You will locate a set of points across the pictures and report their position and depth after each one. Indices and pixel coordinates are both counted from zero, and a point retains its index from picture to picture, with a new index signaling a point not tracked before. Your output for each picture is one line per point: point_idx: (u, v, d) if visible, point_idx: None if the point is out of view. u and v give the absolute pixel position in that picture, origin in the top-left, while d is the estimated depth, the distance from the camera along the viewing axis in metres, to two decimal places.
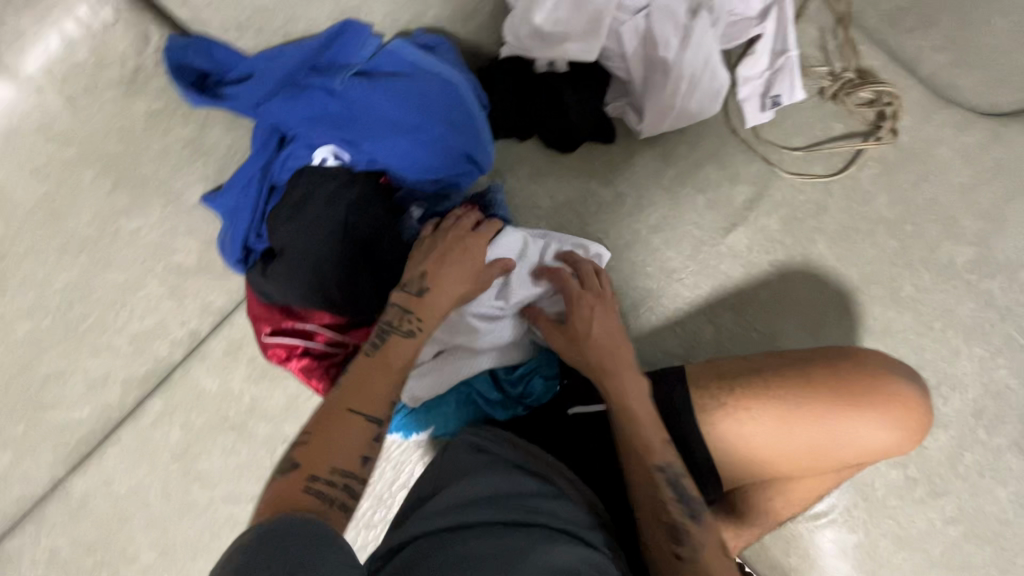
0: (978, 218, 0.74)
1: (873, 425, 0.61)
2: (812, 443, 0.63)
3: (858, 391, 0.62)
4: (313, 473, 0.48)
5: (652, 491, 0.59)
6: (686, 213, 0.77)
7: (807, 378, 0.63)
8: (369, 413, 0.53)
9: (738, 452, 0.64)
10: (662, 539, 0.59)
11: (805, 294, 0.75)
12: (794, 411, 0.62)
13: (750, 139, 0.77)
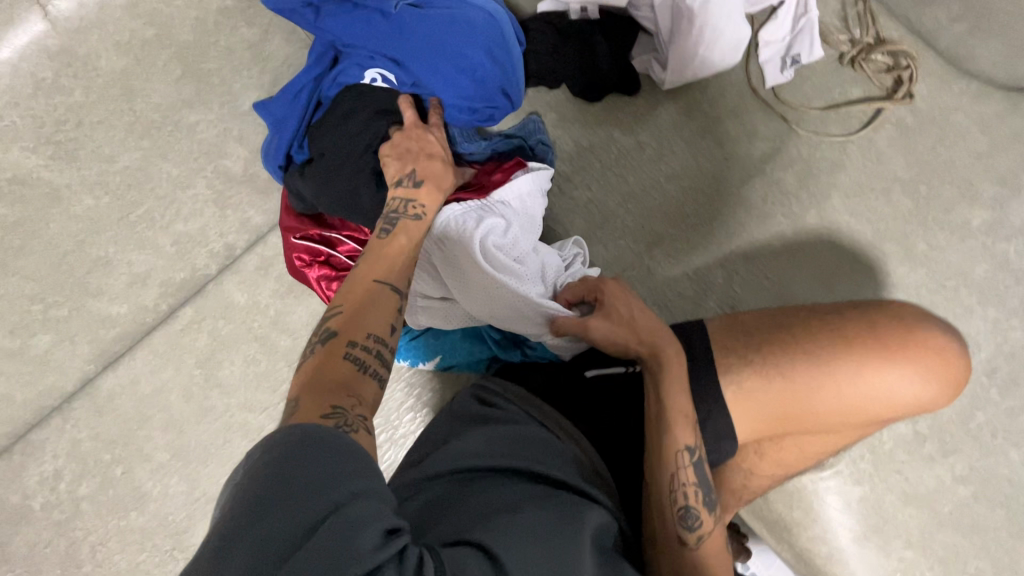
0: (994, 183, 0.75)
1: (905, 374, 0.58)
2: (843, 397, 0.59)
3: (890, 342, 0.59)
4: (342, 344, 0.47)
5: (669, 471, 0.58)
6: (705, 164, 0.80)
7: (836, 330, 0.60)
8: (391, 284, 0.53)
9: (763, 409, 0.61)
10: (672, 524, 0.58)
11: (819, 247, 0.77)
12: (822, 366, 0.59)
13: (769, 98, 0.80)
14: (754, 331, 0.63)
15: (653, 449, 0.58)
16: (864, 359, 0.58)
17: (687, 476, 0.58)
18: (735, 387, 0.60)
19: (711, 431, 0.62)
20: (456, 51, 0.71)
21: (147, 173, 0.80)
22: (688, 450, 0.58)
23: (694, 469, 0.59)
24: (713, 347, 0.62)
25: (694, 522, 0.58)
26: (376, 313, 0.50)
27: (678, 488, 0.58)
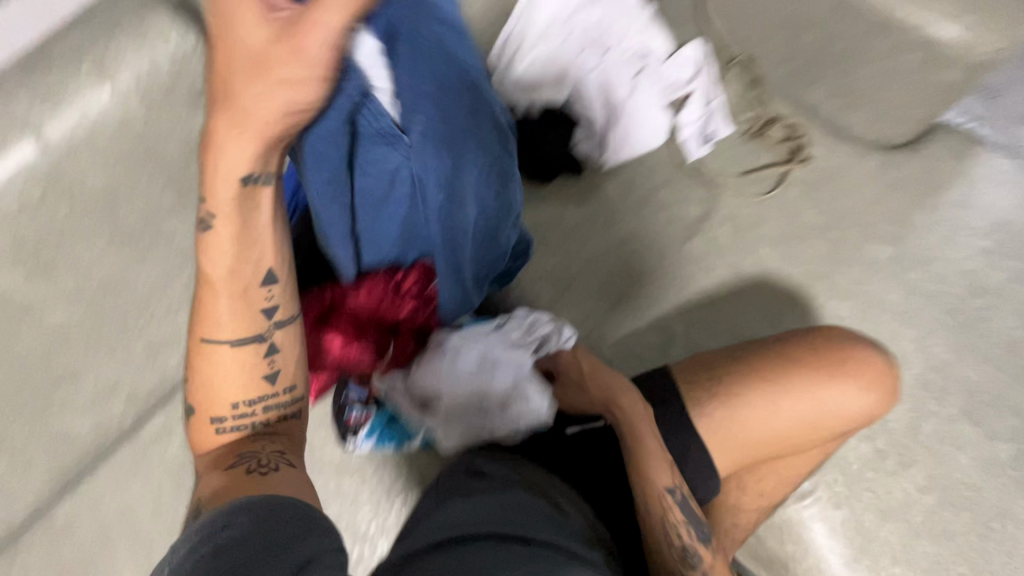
0: (889, 223, 0.89)
1: (847, 388, 0.65)
2: (800, 418, 0.64)
3: (827, 361, 0.66)
4: (227, 415, 0.55)
5: (661, 513, 0.59)
6: (650, 227, 0.90)
7: (780, 355, 0.67)
8: (227, 341, 0.55)
9: (732, 438, 0.65)
10: (673, 559, 0.58)
11: (760, 290, 0.86)
12: (775, 389, 0.65)
13: (693, 168, 0.93)
14: (713, 366, 0.68)
15: (642, 499, 0.59)
16: (807, 377, 0.65)
17: (676, 515, 0.60)
18: (706, 422, 0.64)
19: (695, 469, 0.64)
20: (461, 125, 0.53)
21: (123, 282, 0.72)
22: (672, 488, 0.60)
23: (683, 507, 0.60)
24: (679, 391, 0.67)
25: (693, 557, 0.59)
26: (250, 370, 0.56)
27: (671, 532, 0.59)
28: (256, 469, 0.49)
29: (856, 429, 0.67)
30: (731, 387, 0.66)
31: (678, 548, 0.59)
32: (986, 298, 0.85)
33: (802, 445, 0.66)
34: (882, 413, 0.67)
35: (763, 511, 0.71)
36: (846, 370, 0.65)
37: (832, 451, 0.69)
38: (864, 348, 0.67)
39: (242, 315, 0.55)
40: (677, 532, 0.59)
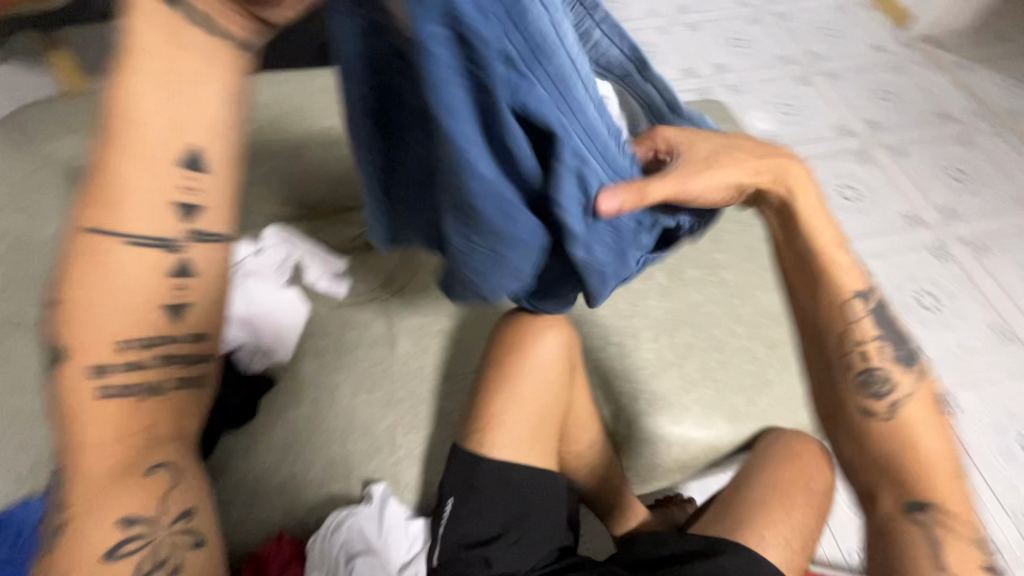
0: None
1: (541, 342, 0.80)
2: (537, 388, 0.80)
3: (517, 340, 0.81)
4: (103, 248, 0.45)
5: (843, 319, 0.69)
6: (361, 367, 0.95)
7: (488, 373, 0.82)
8: (121, 238, 0.46)
9: (517, 451, 0.77)
10: (852, 377, 0.70)
11: (469, 326, 1.00)
12: (505, 395, 0.79)
13: (350, 299, 1.02)
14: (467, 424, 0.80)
15: (828, 345, 0.71)
16: (509, 368, 0.81)
17: (868, 334, 0.70)
18: (495, 461, 0.76)
19: (521, 494, 0.76)
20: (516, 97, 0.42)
21: None
22: (862, 296, 0.69)
23: (872, 321, 0.70)
24: (467, 452, 0.77)
25: (882, 387, 0.69)
26: (144, 297, 0.48)
27: (858, 351, 0.69)
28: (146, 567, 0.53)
29: (575, 356, 0.82)
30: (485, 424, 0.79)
31: (856, 369, 0.70)
32: None
33: (558, 402, 0.81)
34: (573, 332, 0.82)
35: (597, 455, 0.85)
36: (524, 339, 0.81)
37: (582, 379, 0.83)
38: (521, 314, 0.83)
39: (131, 125, 0.42)
40: (866, 347, 0.70)
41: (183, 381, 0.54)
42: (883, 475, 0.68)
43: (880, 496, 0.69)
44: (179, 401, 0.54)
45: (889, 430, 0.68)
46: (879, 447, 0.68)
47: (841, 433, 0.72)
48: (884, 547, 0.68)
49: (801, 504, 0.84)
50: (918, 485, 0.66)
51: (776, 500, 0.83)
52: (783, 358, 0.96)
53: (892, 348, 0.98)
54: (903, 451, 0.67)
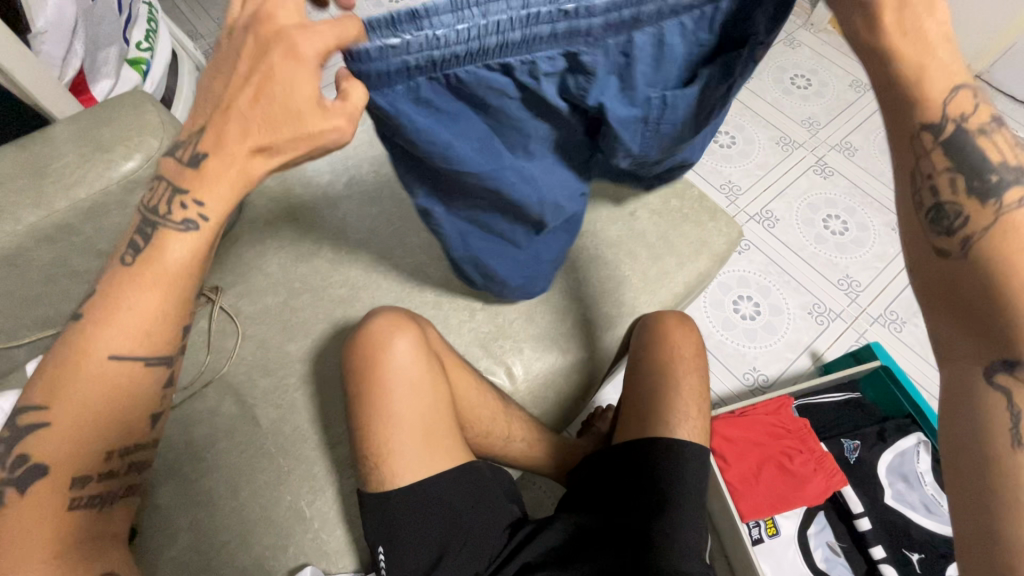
0: (303, 237, 1.00)
1: (391, 350, 0.78)
2: (409, 394, 0.77)
3: (368, 362, 0.78)
4: (96, 367, 0.58)
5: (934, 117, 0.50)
6: (230, 457, 0.83)
7: (356, 402, 0.78)
8: (127, 359, 0.59)
9: (421, 460, 0.76)
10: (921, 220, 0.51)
11: (329, 361, 0.91)
12: (381, 416, 0.76)
13: (180, 394, 0.87)
14: (364, 459, 0.76)
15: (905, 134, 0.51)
16: (371, 390, 0.77)
17: (939, 162, 0.50)
18: (405, 481, 0.75)
19: (450, 497, 0.75)
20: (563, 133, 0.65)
21: None
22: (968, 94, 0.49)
23: (948, 152, 0.50)
24: (371, 492, 0.75)
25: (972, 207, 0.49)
26: (124, 386, 0.60)
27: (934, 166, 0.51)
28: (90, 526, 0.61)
29: (435, 345, 0.82)
30: (377, 452, 0.75)
31: (926, 207, 0.51)
32: (386, 188, 1.05)
33: (439, 396, 0.79)
34: (423, 323, 0.82)
35: (506, 419, 0.85)
36: (374, 355, 0.78)
37: (454, 361, 0.83)
38: (362, 331, 0.80)
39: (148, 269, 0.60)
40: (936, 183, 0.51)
41: (129, 490, 0.66)
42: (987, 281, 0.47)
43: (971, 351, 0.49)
44: (120, 514, 0.65)
45: (963, 273, 0.48)
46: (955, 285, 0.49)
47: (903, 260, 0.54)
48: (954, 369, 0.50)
49: (698, 380, 0.90)
50: (1005, 334, 0.46)
51: (681, 389, 0.88)
52: (628, 251, 1.00)
53: (708, 201, 1.06)
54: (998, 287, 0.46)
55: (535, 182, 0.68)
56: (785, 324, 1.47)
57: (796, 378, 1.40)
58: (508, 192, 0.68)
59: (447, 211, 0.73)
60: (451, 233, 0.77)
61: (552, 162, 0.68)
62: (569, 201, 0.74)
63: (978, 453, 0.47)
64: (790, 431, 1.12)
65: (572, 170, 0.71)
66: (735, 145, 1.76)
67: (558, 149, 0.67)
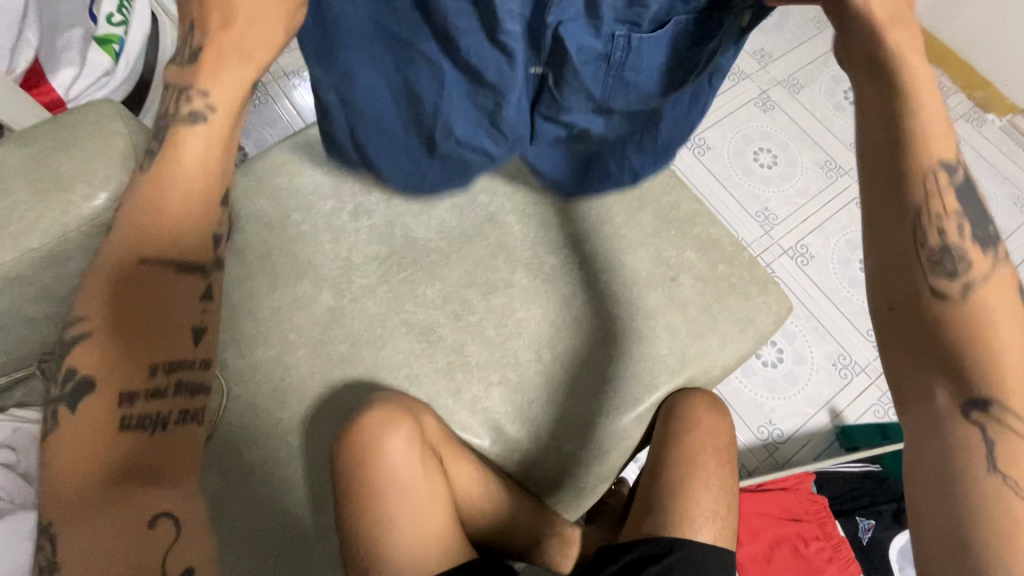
0: (301, 279, 0.89)
1: (382, 456, 0.72)
2: (404, 504, 0.71)
3: (357, 470, 0.72)
4: (128, 273, 0.53)
5: (923, 186, 0.49)
6: (213, 539, 0.76)
7: (345, 504, 0.71)
8: (168, 269, 0.54)
9: (414, 561, 0.69)
10: (926, 263, 0.49)
11: (324, 432, 0.81)
12: (372, 521, 0.70)
13: None
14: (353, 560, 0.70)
15: (903, 203, 0.50)
16: (360, 492, 0.71)
17: (947, 209, 0.50)
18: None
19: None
20: (494, 76, 0.62)
21: None
22: (947, 168, 0.50)
23: (960, 199, 0.50)
24: None
25: (959, 264, 0.49)
26: (171, 298, 0.54)
27: (929, 228, 0.49)
28: (143, 431, 0.51)
29: (432, 436, 0.76)
30: (367, 556, 0.69)
31: (927, 245, 0.49)
32: (398, 227, 0.93)
33: (433, 492, 0.73)
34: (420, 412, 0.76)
35: (507, 504, 0.79)
36: (364, 453, 0.72)
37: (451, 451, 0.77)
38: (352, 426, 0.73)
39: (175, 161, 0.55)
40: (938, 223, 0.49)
41: (186, 415, 0.54)
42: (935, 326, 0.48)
43: (937, 391, 0.48)
44: (178, 449, 0.53)
45: (949, 318, 0.48)
46: (956, 363, 0.47)
47: (886, 302, 0.50)
48: (928, 432, 0.48)
49: (715, 471, 0.83)
50: (966, 378, 0.47)
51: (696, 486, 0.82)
52: (667, 324, 0.89)
53: (759, 271, 0.94)
54: (968, 350, 0.47)
55: (433, 92, 0.65)
56: (807, 374, 1.40)
57: (811, 435, 1.34)
58: (413, 71, 0.64)
59: (339, 77, 0.66)
60: (334, 81, 0.67)
61: (463, 100, 0.67)
62: (466, 135, 0.72)
63: (957, 533, 0.46)
64: (807, 512, 1.07)
65: (482, 111, 0.68)
66: (776, 166, 1.62)
67: (477, 94, 0.66)
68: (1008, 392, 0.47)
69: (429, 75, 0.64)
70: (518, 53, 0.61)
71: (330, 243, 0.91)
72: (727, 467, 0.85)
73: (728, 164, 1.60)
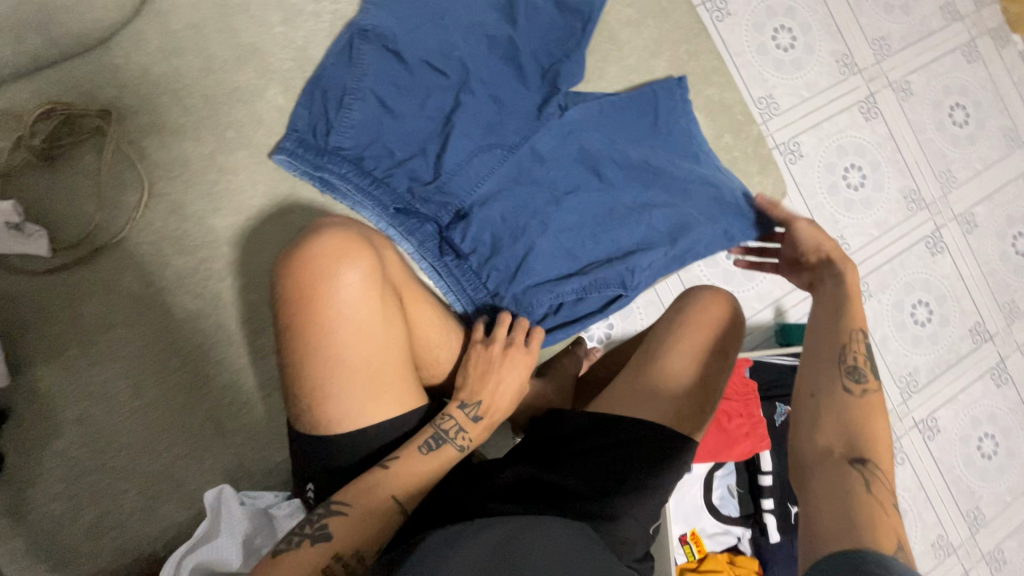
0: (243, 66, 0.72)
1: (332, 286, 0.60)
2: (351, 340, 0.60)
3: (303, 300, 0.60)
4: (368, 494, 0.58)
5: (846, 331, 0.59)
6: (135, 347, 0.68)
7: (287, 334, 0.61)
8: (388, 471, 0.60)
9: (366, 402, 0.62)
10: (837, 376, 0.56)
11: (266, 250, 0.72)
12: (318, 356, 0.60)
13: (65, 255, 0.66)
14: (295, 395, 0.62)
15: (835, 328, 0.59)
16: (306, 323, 0.60)
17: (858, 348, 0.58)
18: (347, 421, 0.61)
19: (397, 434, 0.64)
20: (415, 157, 0.74)
21: None
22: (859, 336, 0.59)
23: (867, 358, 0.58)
24: (307, 432, 0.62)
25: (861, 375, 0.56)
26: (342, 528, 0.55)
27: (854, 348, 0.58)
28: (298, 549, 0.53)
29: (391, 280, 0.66)
30: (311, 392, 0.61)
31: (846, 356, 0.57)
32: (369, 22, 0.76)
33: (391, 336, 0.63)
34: (377, 251, 0.65)
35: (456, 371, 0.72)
36: (314, 282, 0.60)
37: (410, 301, 0.68)
38: (308, 248, 0.62)
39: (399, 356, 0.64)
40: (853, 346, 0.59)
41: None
42: (839, 409, 0.54)
43: (832, 444, 0.51)
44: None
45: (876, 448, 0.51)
46: (840, 411, 0.54)
47: (801, 395, 0.56)
48: (837, 484, 0.48)
49: (715, 366, 0.80)
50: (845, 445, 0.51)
51: (690, 369, 0.79)
52: None
53: (764, 149, 0.87)
54: (861, 435, 0.52)
55: (472, 93, 0.75)
56: (765, 273, 1.41)
57: (753, 329, 1.40)
58: (444, 76, 0.74)
59: (382, 41, 0.73)
60: (352, 95, 0.71)
61: (482, 113, 0.76)
62: (404, 150, 0.74)
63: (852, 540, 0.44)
64: (737, 394, 1.12)
65: (431, 136, 0.75)
66: (792, 50, 1.47)
67: (522, 109, 0.77)
68: (880, 460, 0.51)
69: (476, 84, 0.75)
70: (428, 158, 0.74)
71: (282, 27, 0.74)
72: (726, 360, 0.81)
73: (744, 38, 1.44)
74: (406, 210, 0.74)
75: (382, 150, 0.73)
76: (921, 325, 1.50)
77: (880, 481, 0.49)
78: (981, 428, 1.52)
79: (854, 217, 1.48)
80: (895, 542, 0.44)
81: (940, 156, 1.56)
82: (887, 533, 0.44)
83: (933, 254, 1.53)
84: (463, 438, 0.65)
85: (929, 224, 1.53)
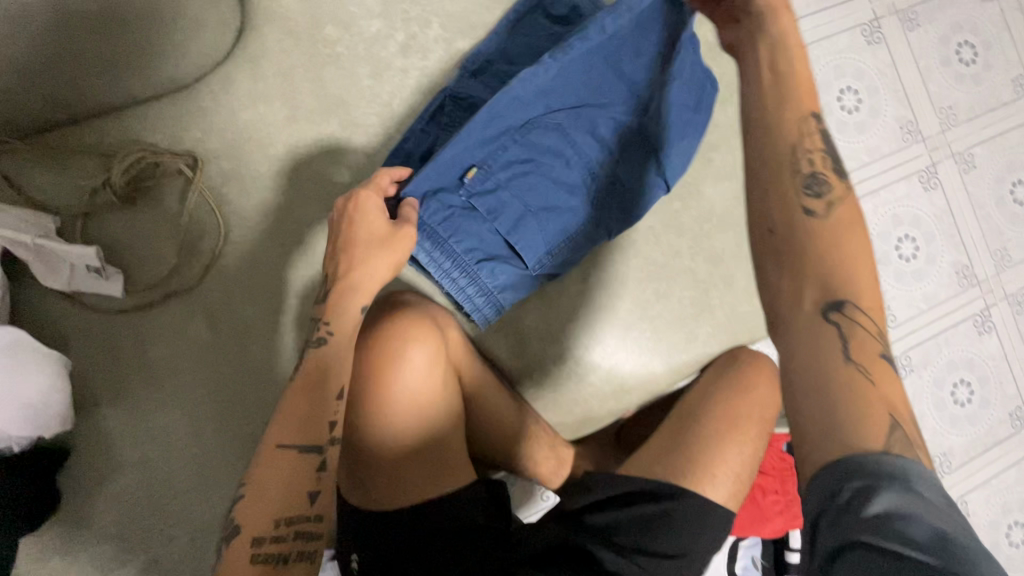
0: (328, 117, 0.72)
1: (381, 355, 0.68)
2: (388, 410, 0.67)
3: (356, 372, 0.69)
4: (274, 452, 0.53)
5: (792, 136, 0.46)
6: (198, 394, 0.68)
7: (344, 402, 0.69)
8: (296, 443, 0.53)
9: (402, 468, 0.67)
10: (788, 187, 0.45)
11: None
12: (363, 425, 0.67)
13: (139, 298, 0.67)
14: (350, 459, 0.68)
15: (775, 145, 0.46)
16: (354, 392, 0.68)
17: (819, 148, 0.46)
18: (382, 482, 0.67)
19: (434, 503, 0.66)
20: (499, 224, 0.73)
21: None
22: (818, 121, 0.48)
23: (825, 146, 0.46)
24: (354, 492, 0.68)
25: (821, 193, 0.45)
26: (258, 500, 0.51)
27: (803, 156, 0.46)
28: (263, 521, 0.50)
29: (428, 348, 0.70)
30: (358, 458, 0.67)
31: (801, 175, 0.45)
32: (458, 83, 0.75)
33: (425, 406, 0.69)
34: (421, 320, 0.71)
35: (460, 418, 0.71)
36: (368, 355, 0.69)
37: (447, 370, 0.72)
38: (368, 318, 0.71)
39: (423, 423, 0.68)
40: (812, 162, 0.46)
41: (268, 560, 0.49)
42: (814, 257, 0.42)
43: (803, 289, 0.41)
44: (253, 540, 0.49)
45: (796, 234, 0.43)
46: (800, 253, 0.43)
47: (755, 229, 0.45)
48: (813, 340, 0.40)
49: (755, 436, 0.72)
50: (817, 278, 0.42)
51: (726, 438, 0.71)
52: (725, 275, 0.82)
53: None
54: (817, 260, 0.42)
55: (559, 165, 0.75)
56: None
57: None
58: (534, 147, 0.74)
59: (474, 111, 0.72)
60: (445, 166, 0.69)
61: (563, 177, 0.76)
62: (489, 220, 0.73)
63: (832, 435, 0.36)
64: (774, 469, 1.10)
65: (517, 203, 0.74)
66: (857, 112, 1.44)
67: (576, 159, 0.76)
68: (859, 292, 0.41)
69: (540, 118, 0.74)
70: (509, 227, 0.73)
71: (370, 80, 0.73)
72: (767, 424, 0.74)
73: None
74: (474, 275, 0.73)
75: (468, 222, 0.72)
76: (961, 405, 1.47)
77: (860, 331, 0.40)
78: (1011, 516, 1.48)
79: (904, 288, 1.45)
80: (880, 436, 0.36)
81: (997, 232, 1.52)
82: (876, 425, 0.36)
83: (980, 333, 1.49)
84: (323, 327, 0.61)
85: (979, 301, 1.50)
